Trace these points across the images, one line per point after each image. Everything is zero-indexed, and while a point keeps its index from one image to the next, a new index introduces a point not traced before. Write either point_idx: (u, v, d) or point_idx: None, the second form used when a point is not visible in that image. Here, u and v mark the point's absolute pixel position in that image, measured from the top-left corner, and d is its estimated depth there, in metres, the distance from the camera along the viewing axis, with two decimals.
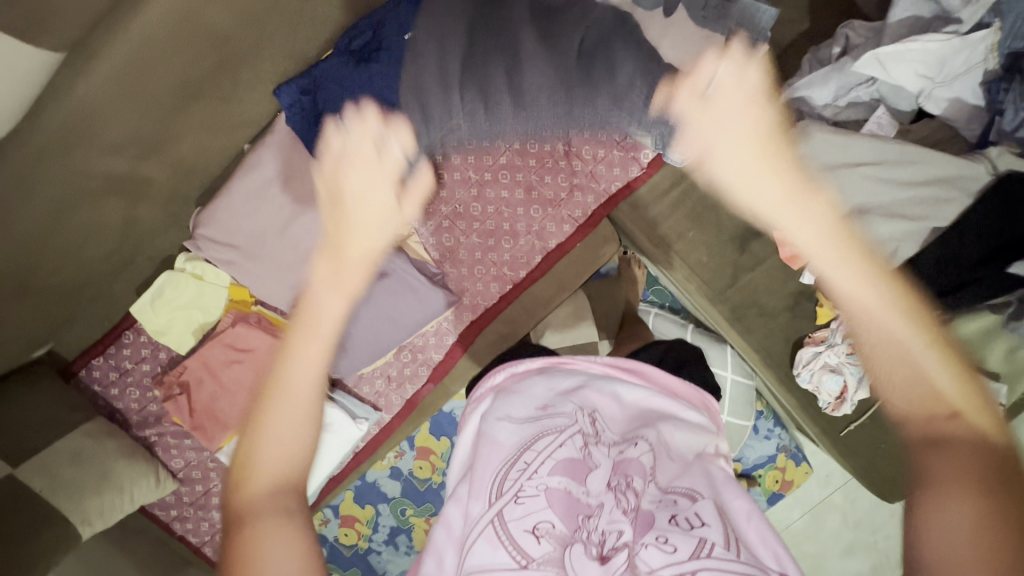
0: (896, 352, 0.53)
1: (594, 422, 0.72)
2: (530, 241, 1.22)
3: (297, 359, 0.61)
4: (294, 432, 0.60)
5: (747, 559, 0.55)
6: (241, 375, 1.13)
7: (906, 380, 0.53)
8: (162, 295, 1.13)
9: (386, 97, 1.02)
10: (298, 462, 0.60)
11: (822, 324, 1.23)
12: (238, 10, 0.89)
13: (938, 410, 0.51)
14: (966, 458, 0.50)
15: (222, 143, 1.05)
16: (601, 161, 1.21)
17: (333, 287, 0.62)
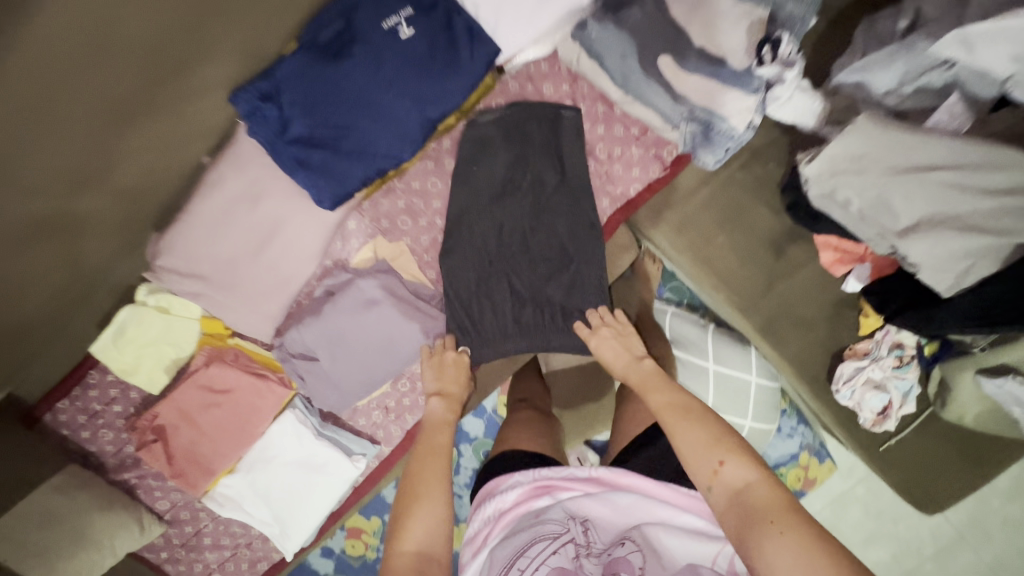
0: (682, 446, 0.70)
1: (586, 529, 0.69)
2: None
3: (430, 456, 0.83)
4: (432, 507, 0.77)
5: None
6: (222, 417, 1.01)
7: (699, 461, 0.68)
8: (125, 333, 1.00)
9: (364, 98, 0.86)
10: (439, 534, 0.75)
11: (866, 335, 1.11)
12: (160, 8, 0.74)
13: (716, 476, 0.66)
14: (755, 505, 0.61)
15: (176, 157, 0.90)
16: (619, 160, 1.03)
17: (448, 397, 0.94)
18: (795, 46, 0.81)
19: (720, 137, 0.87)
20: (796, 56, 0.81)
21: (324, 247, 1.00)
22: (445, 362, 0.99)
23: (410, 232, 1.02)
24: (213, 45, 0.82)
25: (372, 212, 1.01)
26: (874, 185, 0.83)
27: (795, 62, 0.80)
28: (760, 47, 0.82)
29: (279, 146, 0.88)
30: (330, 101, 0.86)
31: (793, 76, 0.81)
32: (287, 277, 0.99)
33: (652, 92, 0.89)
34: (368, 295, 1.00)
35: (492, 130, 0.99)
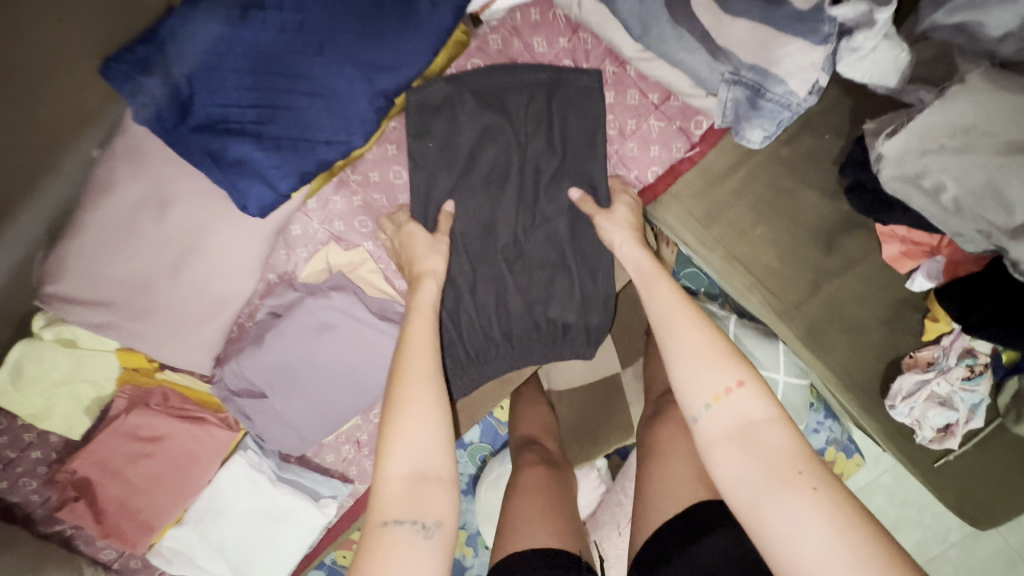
0: (681, 354, 0.58)
1: None
2: None
3: (416, 373, 0.60)
4: (426, 437, 0.56)
5: None
6: (157, 469, 0.85)
7: (699, 375, 0.56)
8: (24, 373, 0.79)
9: (292, 71, 0.66)
10: (436, 448, 0.56)
11: (930, 339, 0.91)
12: None
13: (722, 397, 0.55)
14: (765, 442, 0.52)
15: (58, 149, 0.73)
16: (632, 136, 0.80)
17: (421, 281, 0.69)
18: None
19: (768, 107, 0.65)
20: None
21: (264, 259, 0.79)
22: (412, 256, 0.73)
23: (372, 234, 0.81)
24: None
25: (321, 213, 0.80)
26: (982, 168, 0.64)
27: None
28: None
29: (182, 136, 0.66)
30: (247, 73, 0.65)
31: (885, 20, 0.59)
32: (220, 298, 0.78)
33: (683, 48, 0.66)
34: (322, 319, 0.80)
35: (469, 98, 0.76)
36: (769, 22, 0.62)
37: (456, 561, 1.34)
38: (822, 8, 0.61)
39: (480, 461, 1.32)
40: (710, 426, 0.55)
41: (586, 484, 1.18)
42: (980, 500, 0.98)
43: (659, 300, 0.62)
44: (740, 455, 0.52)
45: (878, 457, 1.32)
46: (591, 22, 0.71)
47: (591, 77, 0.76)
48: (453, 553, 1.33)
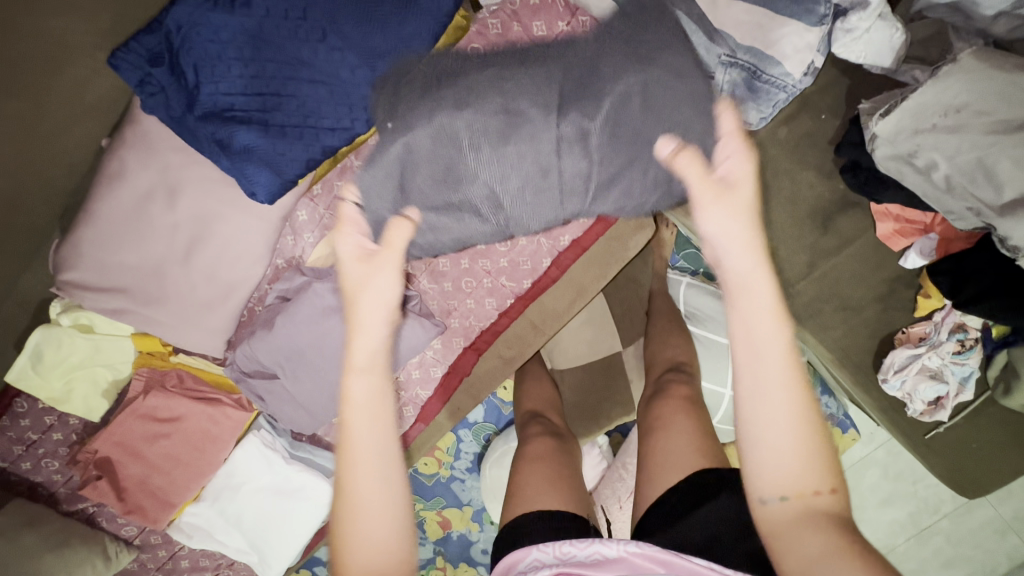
0: (769, 438, 0.45)
1: None
2: (534, 239, 0.86)
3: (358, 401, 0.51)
4: (376, 494, 0.49)
5: None
6: (174, 449, 0.88)
7: (783, 461, 0.46)
8: (43, 357, 0.83)
9: (296, 59, 0.67)
10: (387, 499, 0.50)
11: (922, 315, 0.93)
12: None
13: (806, 496, 0.45)
14: (845, 546, 0.44)
15: (68, 138, 0.74)
16: None
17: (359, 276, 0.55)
18: None
19: (765, 88, 0.66)
20: None
21: (272, 244, 0.81)
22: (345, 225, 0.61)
23: None
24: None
25: (326, 198, 0.82)
26: (978, 144, 0.65)
27: None
28: None
29: (190, 124, 0.69)
30: (251, 61, 0.66)
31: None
32: (231, 283, 0.80)
33: (681, 30, 0.65)
34: (329, 302, 0.82)
35: None
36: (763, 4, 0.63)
37: (462, 536, 1.39)
38: None
39: (485, 440, 1.36)
40: (776, 520, 0.46)
41: (588, 460, 1.22)
42: (969, 470, 1.01)
43: (750, 342, 0.46)
44: (813, 564, 0.44)
45: (873, 432, 1.34)
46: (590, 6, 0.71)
47: None
48: (459, 528, 1.38)
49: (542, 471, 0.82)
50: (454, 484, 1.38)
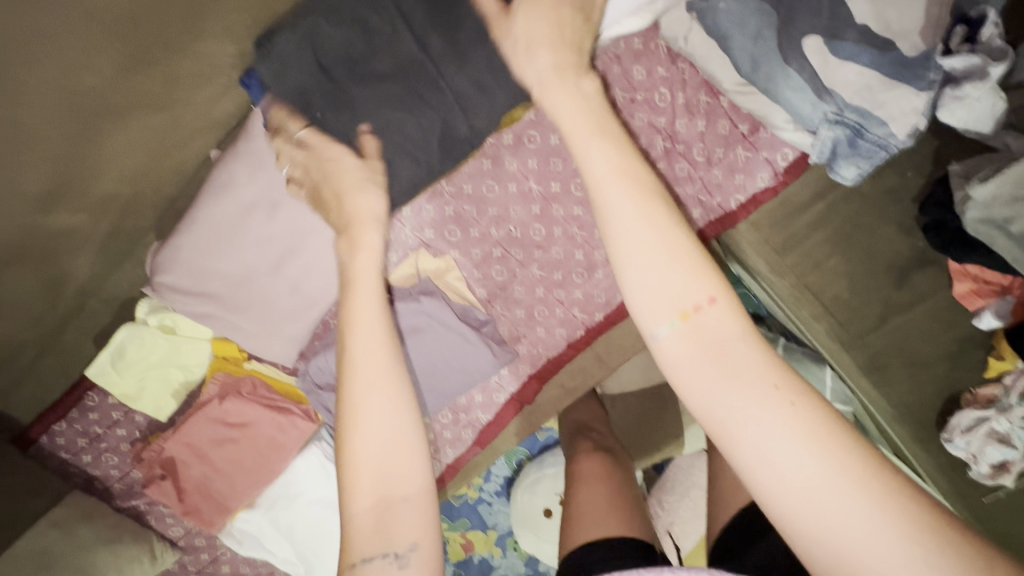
0: (660, 304, 0.52)
1: None
2: (611, 275, 0.88)
3: (359, 331, 0.62)
4: (378, 424, 0.58)
5: None
6: (240, 454, 0.89)
7: (691, 330, 0.51)
8: (124, 355, 0.85)
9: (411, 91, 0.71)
10: (399, 447, 0.58)
11: (992, 376, 0.91)
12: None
13: (710, 337, 0.51)
14: (745, 361, 0.50)
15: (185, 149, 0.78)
16: (718, 165, 0.82)
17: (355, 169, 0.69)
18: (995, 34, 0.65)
19: (867, 148, 0.67)
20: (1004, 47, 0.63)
21: None
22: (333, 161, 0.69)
23: (459, 244, 0.85)
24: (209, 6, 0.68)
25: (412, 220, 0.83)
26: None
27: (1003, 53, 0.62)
28: (950, 35, 0.66)
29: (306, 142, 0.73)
30: (371, 90, 0.71)
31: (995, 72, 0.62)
32: (313, 297, 0.82)
33: (789, 87, 0.67)
34: (407, 324, 0.84)
35: None
36: (881, 68, 0.65)
37: (485, 559, 1.36)
38: (932, 57, 0.64)
39: (516, 464, 1.35)
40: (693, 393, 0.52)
41: None
42: None
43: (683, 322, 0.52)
44: (742, 413, 0.49)
45: None
46: (695, 56, 0.73)
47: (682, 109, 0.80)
48: (482, 551, 1.35)
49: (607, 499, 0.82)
50: (480, 506, 1.36)
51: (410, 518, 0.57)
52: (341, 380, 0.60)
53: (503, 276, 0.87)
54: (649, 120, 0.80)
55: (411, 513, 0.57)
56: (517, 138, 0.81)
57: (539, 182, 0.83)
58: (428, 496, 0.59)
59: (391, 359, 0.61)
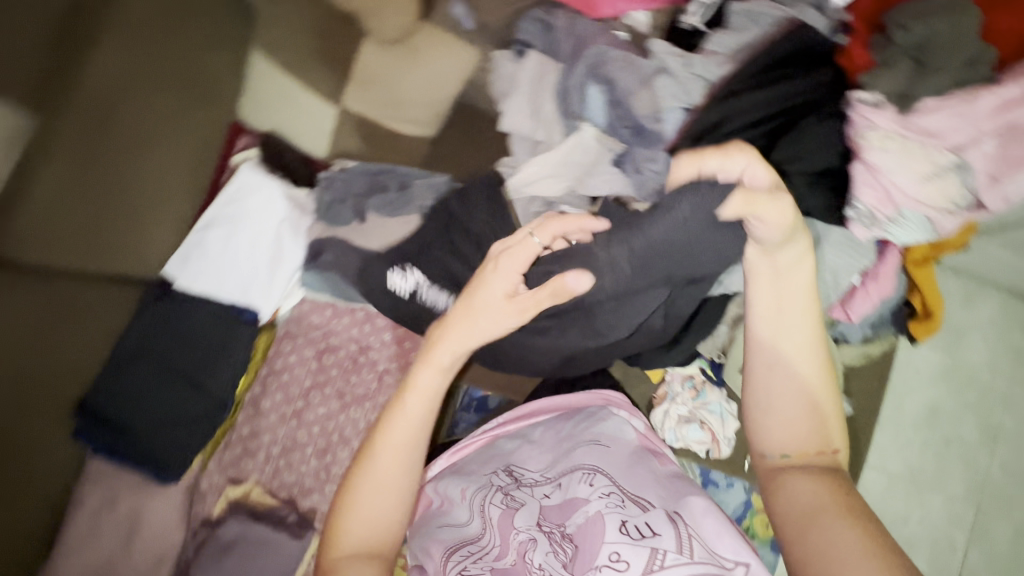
0: (779, 402, 0.95)
1: (587, 485, 1.07)
2: (364, 439, 1.25)
3: (412, 395, 0.96)
4: (382, 498, 0.95)
5: (697, 555, 0.91)
6: None
7: (796, 431, 0.95)
8: None
9: (168, 387, 1.13)
10: (383, 514, 0.95)
11: (660, 380, 1.27)
12: (78, 307, 1.02)
13: (804, 453, 0.94)
14: (820, 502, 0.88)
15: (49, 464, 1.06)
16: (392, 342, 1.26)
17: (427, 362, 0.95)
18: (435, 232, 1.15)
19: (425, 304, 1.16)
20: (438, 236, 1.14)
21: (185, 512, 1.19)
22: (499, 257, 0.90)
23: (253, 468, 1.22)
24: (75, 345, 1.03)
25: (218, 468, 1.21)
26: None
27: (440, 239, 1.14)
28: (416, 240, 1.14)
29: (123, 448, 1.11)
30: (144, 405, 1.11)
31: None
32: (162, 551, 1.17)
33: (365, 296, 1.15)
34: (226, 539, 1.16)
35: (288, 364, 1.25)
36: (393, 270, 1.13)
37: None
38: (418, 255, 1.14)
39: None
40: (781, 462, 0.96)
41: None
42: None
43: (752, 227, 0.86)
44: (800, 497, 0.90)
45: None
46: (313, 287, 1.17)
47: (351, 323, 1.26)
48: None
49: (382, 502, 0.95)
50: None
51: (374, 518, 0.95)
52: (384, 417, 0.97)
53: (293, 475, 1.23)
54: (336, 337, 1.26)
55: (366, 516, 0.95)
56: (262, 385, 1.24)
57: (288, 404, 1.24)
58: (387, 522, 0.96)
59: (393, 452, 0.95)
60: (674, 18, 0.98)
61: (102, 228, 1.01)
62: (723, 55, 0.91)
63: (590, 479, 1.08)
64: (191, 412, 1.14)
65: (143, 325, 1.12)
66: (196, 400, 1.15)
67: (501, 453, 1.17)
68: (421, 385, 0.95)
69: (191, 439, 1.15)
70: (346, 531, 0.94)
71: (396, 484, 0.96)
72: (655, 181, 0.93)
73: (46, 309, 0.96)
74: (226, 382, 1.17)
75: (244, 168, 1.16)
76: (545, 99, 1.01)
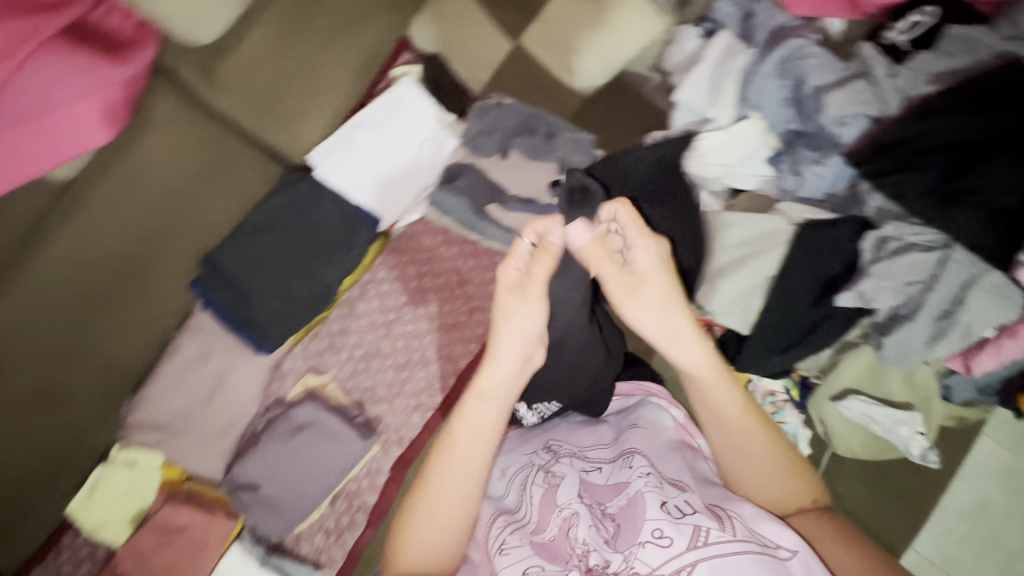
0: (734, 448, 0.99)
1: (625, 465, 1.01)
2: (443, 365, 1.28)
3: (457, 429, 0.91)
4: (438, 525, 0.90)
5: (740, 533, 0.88)
6: (175, 556, 1.15)
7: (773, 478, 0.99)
8: (97, 488, 1.18)
9: (283, 265, 1.17)
10: (444, 534, 0.90)
11: (739, 388, 1.26)
12: (227, 158, 1.09)
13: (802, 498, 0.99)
14: (792, 497, 0.99)
15: (166, 303, 1.13)
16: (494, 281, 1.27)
17: (476, 399, 0.90)
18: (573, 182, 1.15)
19: None
20: None
21: (263, 386, 1.24)
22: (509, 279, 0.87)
23: (334, 364, 1.25)
24: (214, 199, 1.10)
25: (302, 354, 1.25)
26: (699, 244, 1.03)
27: None
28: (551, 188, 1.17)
29: (229, 310, 1.16)
30: (258, 276, 1.16)
31: None
32: (236, 416, 1.22)
33: (485, 228, 1.19)
34: (298, 422, 1.20)
35: (390, 275, 1.27)
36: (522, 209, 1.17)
37: None
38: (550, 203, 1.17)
39: None
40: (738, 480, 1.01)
41: None
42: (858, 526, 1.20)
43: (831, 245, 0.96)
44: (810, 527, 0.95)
45: None
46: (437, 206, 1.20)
47: (460, 251, 1.26)
48: None
49: (440, 524, 0.90)
50: None
51: (434, 539, 0.90)
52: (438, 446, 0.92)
53: (368, 380, 1.26)
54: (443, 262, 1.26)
55: (428, 534, 0.90)
56: (362, 289, 1.26)
57: (381, 314, 1.26)
58: (446, 540, 0.91)
59: (445, 483, 0.90)
60: (875, 31, 0.98)
61: (275, 93, 1.09)
62: (926, 75, 0.92)
63: (626, 460, 1.03)
64: (295, 295, 1.18)
65: (277, 202, 1.15)
66: (303, 285, 1.18)
67: (529, 439, 1.13)
68: (474, 416, 0.90)
69: (287, 320, 1.18)
70: (404, 548, 0.90)
71: (450, 501, 0.90)
72: (813, 185, 0.99)
73: (195, 140, 1.05)
74: (331, 277, 1.20)
75: (404, 81, 1.19)
76: (726, 81, 1.03)
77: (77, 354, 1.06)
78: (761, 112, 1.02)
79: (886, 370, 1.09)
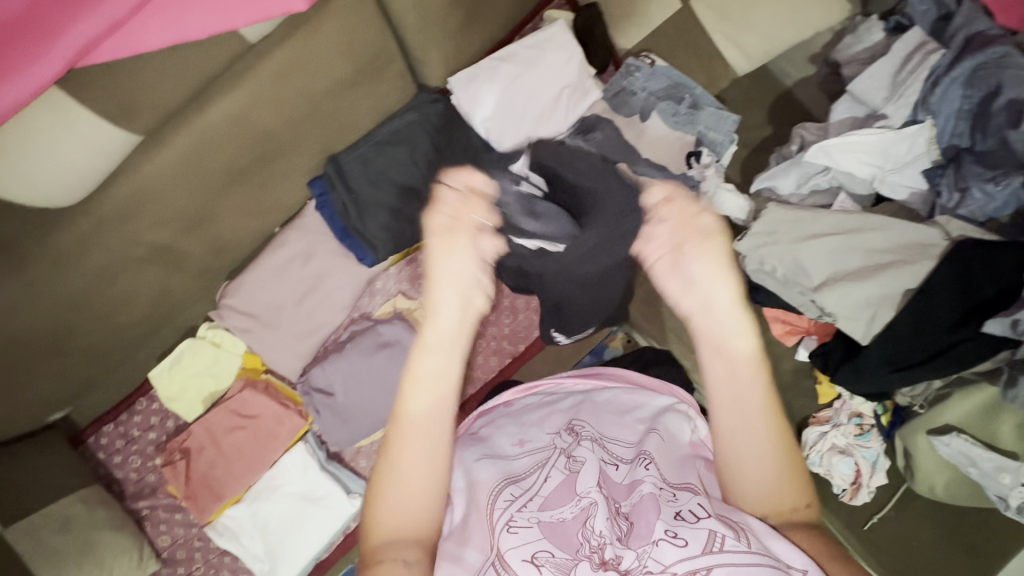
0: (749, 441, 0.68)
1: (642, 461, 0.76)
2: (529, 316, 1.29)
3: (417, 381, 0.71)
4: (408, 496, 0.67)
5: (757, 548, 0.61)
6: (243, 441, 1.18)
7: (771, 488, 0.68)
8: (179, 362, 1.19)
9: (400, 180, 1.15)
10: (414, 518, 0.66)
11: (826, 403, 1.22)
12: (373, 67, 1.06)
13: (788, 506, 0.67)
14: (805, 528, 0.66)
15: (282, 193, 1.12)
16: None
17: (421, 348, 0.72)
18: (711, 158, 1.14)
19: None
20: (712, 162, 1.13)
21: (353, 300, 1.23)
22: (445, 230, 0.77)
23: None
24: (341, 110, 1.08)
25: (396, 276, 1.25)
26: (835, 244, 1.00)
27: (712, 165, 1.13)
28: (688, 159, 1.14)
29: (340, 215, 1.15)
30: (376, 186, 1.14)
31: (711, 174, 1.12)
32: (322, 322, 1.22)
33: None
34: (384, 338, 1.20)
35: None
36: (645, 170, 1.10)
37: None
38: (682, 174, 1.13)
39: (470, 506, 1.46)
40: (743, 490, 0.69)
41: None
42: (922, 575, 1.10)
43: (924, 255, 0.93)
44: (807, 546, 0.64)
45: None
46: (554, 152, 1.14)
47: None
48: None
49: (414, 506, 0.67)
50: None
51: (405, 520, 0.66)
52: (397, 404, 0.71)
53: None
54: None
55: (399, 517, 0.66)
56: None
57: None
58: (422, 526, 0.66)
59: (414, 443, 0.69)
60: None
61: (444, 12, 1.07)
62: None
63: (642, 457, 0.76)
64: (404, 213, 1.15)
65: (409, 117, 1.14)
66: (414, 205, 1.16)
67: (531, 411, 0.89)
68: (426, 371, 0.71)
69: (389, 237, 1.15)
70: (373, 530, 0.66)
71: (418, 474, 0.67)
72: (976, 207, 0.96)
73: (354, 47, 1.01)
74: None
75: (559, 25, 1.17)
76: (915, 78, 1.02)
77: (196, 228, 1.03)
78: (932, 121, 1.00)
79: (1001, 413, 1.04)
